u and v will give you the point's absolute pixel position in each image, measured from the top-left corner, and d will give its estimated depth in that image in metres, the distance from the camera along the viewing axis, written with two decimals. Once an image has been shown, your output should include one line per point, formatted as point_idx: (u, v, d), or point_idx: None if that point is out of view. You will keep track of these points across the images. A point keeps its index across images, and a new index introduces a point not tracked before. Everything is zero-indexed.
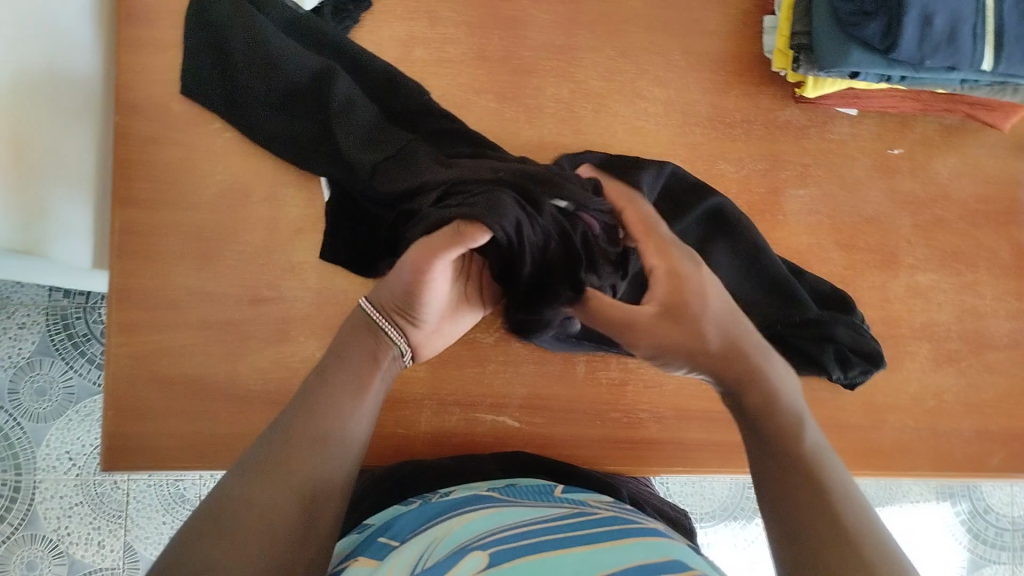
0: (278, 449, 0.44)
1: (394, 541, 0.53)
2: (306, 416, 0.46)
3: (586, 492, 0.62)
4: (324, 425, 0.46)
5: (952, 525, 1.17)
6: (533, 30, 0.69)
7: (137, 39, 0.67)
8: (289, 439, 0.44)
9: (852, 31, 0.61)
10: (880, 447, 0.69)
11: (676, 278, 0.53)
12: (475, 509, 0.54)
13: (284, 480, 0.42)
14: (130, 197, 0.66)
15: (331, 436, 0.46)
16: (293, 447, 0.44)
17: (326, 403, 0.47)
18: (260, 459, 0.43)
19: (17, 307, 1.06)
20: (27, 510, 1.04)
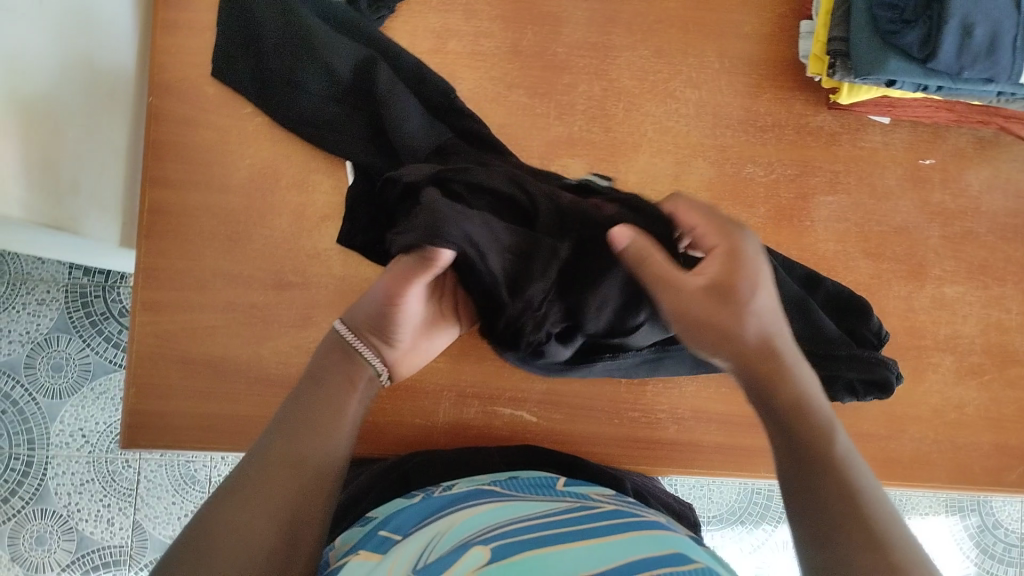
0: (265, 455, 0.45)
1: (395, 534, 0.53)
2: (289, 424, 0.47)
3: (590, 485, 0.62)
4: (310, 430, 0.47)
5: (960, 539, 1.16)
6: (568, 27, 0.69)
7: (175, 21, 0.67)
8: (276, 445, 0.45)
9: (890, 39, 0.61)
10: (898, 457, 0.69)
11: (734, 260, 0.50)
12: (475, 503, 0.54)
13: (274, 485, 0.43)
14: (161, 178, 0.66)
15: (318, 438, 0.47)
16: (281, 451, 0.45)
17: (310, 409, 0.48)
18: (248, 467, 0.44)
19: (37, 283, 1.06)
20: (39, 485, 1.04)
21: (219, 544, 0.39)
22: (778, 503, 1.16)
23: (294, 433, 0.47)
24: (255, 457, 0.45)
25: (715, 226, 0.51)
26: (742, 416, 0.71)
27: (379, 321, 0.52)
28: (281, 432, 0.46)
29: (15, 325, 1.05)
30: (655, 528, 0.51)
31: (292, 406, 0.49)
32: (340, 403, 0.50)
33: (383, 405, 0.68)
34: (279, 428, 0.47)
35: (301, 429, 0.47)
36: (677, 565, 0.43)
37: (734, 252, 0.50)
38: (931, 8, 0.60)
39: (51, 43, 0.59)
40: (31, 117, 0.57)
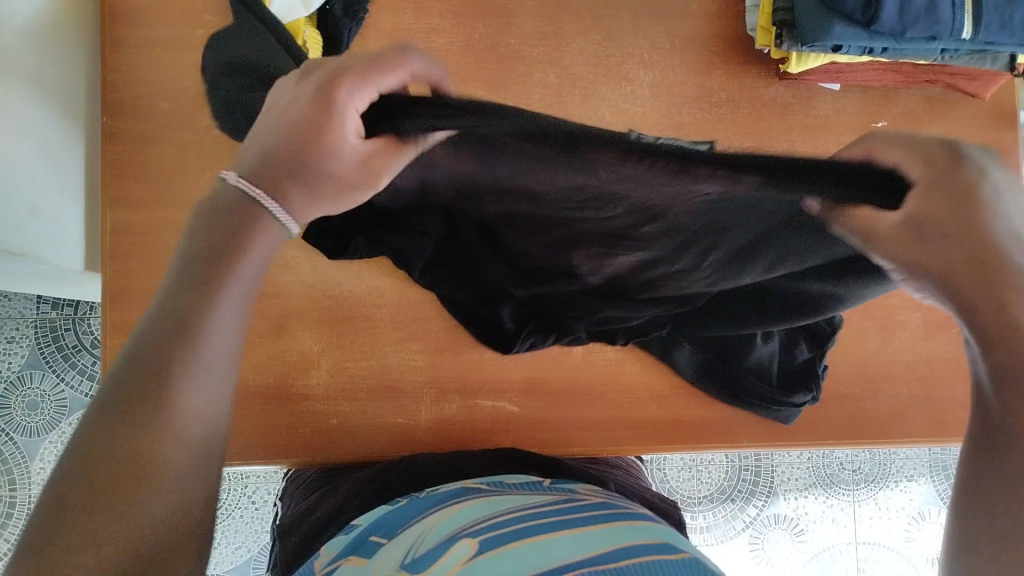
0: (98, 451, 0.33)
1: (383, 538, 0.52)
2: (142, 375, 0.35)
3: (575, 481, 0.61)
4: (167, 391, 0.35)
5: (937, 499, 1.20)
6: (517, 17, 0.70)
7: (124, 40, 0.67)
8: (123, 427, 0.34)
9: (833, 5, 0.62)
10: (876, 415, 0.72)
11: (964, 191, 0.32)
12: (460, 501, 0.54)
13: (119, 509, 0.32)
14: (121, 198, 0.66)
15: (195, 394, 0.36)
16: (121, 452, 0.33)
17: (181, 335, 0.37)
18: (77, 466, 0.33)
19: (6, 321, 1.05)
20: (24, 525, 1.03)
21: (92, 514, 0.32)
22: (766, 478, 1.17)
23: (145, 403, 0.35)
24: (63, 472, 0.32)
25: (924, 152, 0.32)
26: (722, 395, 0.69)
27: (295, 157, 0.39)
28: (126, 395, 0.35)
29: None
30: (642, 518, 0.51)
31: (151, 338, 0.36)
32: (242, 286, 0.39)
33: (363, 408, 0.68)
34: (124, 389, 0.35)
35: (180, 379, 0.36)
36: (665, 555, 0.44)
37: (937, 181, 0.31)
38: None
39: (10, 72, 0.59)
40: None
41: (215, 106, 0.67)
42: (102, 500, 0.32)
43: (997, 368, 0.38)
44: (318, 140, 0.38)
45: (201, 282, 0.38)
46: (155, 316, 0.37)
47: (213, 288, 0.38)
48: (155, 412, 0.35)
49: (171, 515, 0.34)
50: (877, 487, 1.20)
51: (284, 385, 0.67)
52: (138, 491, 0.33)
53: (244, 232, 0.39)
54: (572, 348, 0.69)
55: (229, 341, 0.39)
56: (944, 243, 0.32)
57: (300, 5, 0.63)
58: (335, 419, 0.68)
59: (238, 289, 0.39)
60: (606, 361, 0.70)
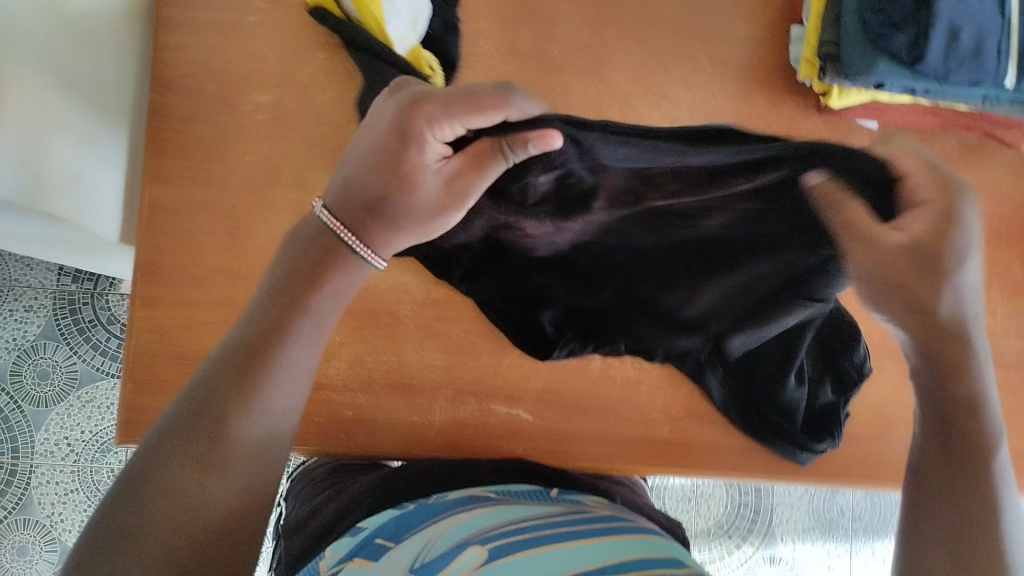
0: (161, 469, 0.40)
1: (389, 542, 0.52)
2: (210, 399, 0.42)
3: (582, 493, 0.61)
4: (240, 404, 0.43)
5: None
6: (564, 29, 0.71)
7: (177, 19, 0.68)
8: (186, 442, 0.41)
9: (879, 42, 0.63)
10: (889, 457, 0.72)
11: (944, 225, 0.39)
12: (467, 509, 0.54)
13: (190, 499, 0.40)
14: (161, 173, 0.66)
15: (258, 414, 0.43)
16: (180, 470, 0.40)
17: (249, 367, 0.44)
18: (136, 477, 0.39)
19: (25, 290, 1.06)
20: (22, 494, 1.03)
21: (152, 519, 0.38)
22: (765, 518, 1.16)
23: (211, 428, 0.42)
24: (139, 470, 0.40)
25: (935, 180, 0.37)
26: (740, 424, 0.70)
27: (387, 182, 0.44)
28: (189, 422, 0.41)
29: (2, 332, 1.05)
30: (648, 532, 0.50)
31: (222, 370, 0.44)
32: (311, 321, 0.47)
33: (379, 403, 0.68)
34: (191, 410, 0.42)
35: (241, 396, 0.43)
36: (672, 569, 0.44)
37: (948, 215, 0.38)
38: (919, 13, 0.62)
39: (65, 40, 0.60)
40: (38, 107, 0.58)
41: (259, 91, 0.69)
42: (157, 498, 0.39)
43: (948, 377, 0.47)
44: (397, 171, 0.44)
45: (271, 323, 0.46)
46: (227, 351, 0.45)
47: (281, 332, 0.45)
48: (220, 430, 0.42)
49: (218, 518, 0.40)
50: (876, 537, 1.19)
51: None
52: (179, 505, 0.39)
53: (320, 273, 0.47)
54: (590, 361, 0.70)
55: (303, 372, 0.46)
56: (924, 262, 0.40)
57: (412, 30, 0.63)
58: (350, 411, 0.68)
59: (309, 328, 0.47)
60: (624, 379, 0.70)
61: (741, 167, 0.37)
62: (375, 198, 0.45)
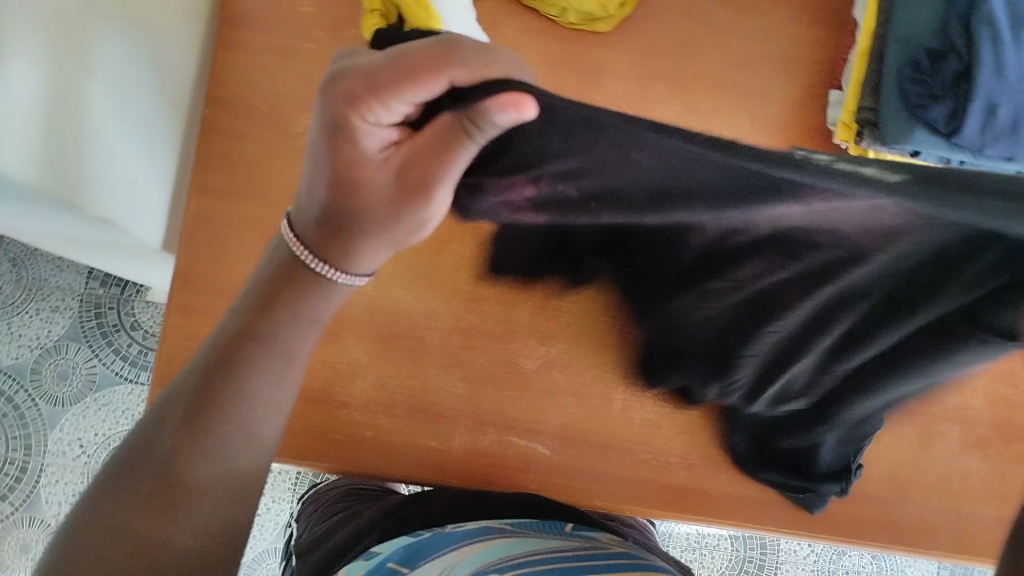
0: (112, 514, 0.43)
1: (403, 567, 0.51)
2: (164, 450, 0.45)
3: (596, 529, 0.60)
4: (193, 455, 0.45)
5: None
6: (609, 77, 0.73)
7: (237, 41, 0.71)
8: (139, 497, 0.43)
9: (918, 112, 0.64)
10: (900, 521, 0.72)
11: None
12: (483, 540, 0.53)
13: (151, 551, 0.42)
14: (207, 187, 0.68)
15: (216, 456, 0.45)
16: (130, 513, 0.43)
17: (196, 414, 0.45)
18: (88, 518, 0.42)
19: (53, 290, 1.08)
20: (31, 491, 1.04)
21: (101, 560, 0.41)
22: (768, 574, 1.15)
23: (160, 475, 0.44)
24: (91, 514, 0.43)
25: None
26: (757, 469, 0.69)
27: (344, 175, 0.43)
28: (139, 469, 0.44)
29: (27, 330, 1.07)
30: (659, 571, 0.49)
31: (175, 416, 0.46)
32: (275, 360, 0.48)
33: (400, 426, 0.69)
34: (144, 465, 0.44)
35: (194, 439, 0.45)
36: None
37: None
38: (959, 86, 0.63)
39: (129, 53, 0.62)
40: (98, 116, 0.60)
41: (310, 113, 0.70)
42: (108, 540, 0.42)
43: None
44: (347, 170, 0.43)
45: (221, 364, 0.47)
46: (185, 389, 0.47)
47: (235, 370, 0.47)
48: (174, 479, 0.44)
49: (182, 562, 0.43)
50: None
51: (327, 391, 0.68)
52: (128, 548, 0.42)
53: (285, 301, 0.49)
54: (610, 402, 0.70)
55: (271, 408, 0.48)
56: None
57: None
58: (370, 432, 0.69)
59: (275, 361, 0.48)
60: (643, 423, 0.70)
61: (895, 206, 0.32)
62: (341, 185, 0.44)
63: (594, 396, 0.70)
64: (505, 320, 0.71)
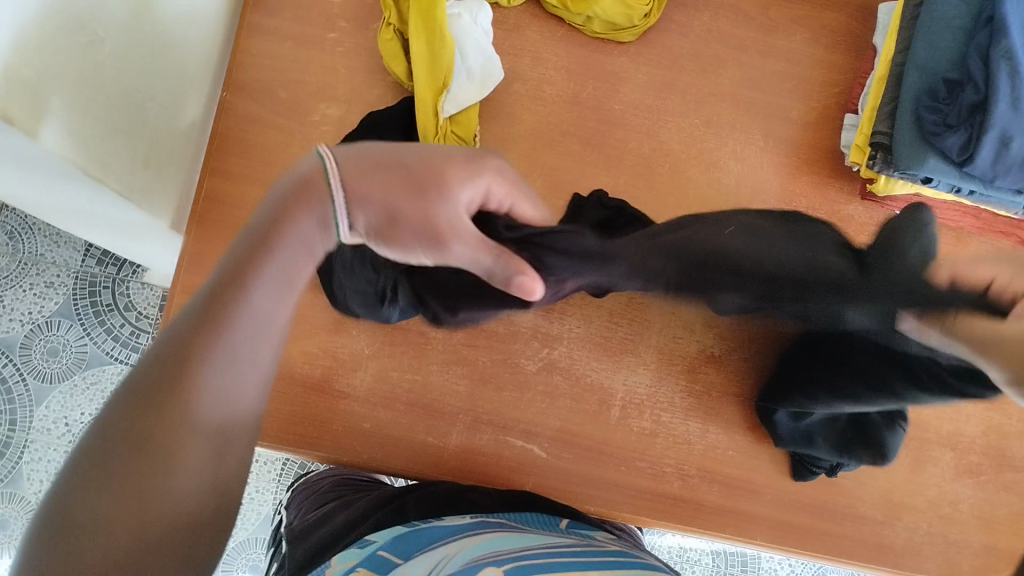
0: (126, 428, 0.39)
1: (397, 558, 0.50)
2: (169, 365, 0.40)
3: (590, 527, 0.59)
4: (198, 378, 0.41)
5: None
6: (627, 86, 0.74)
7: (260, 25, 0.71)
8: (147, 417, 0.39)
9: (932, 139, 0.65)
10: (892, 543, 0.72)
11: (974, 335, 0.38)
12: (479, 531, 0.51)
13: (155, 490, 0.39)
14: (221, 169, 0.68)
15: (222, 376, 0.42)
16: (144, 428, 0.39)
17: (207, 331, 0.41)
18: (107, 434, 0.39)
19: (48, 266, 1.07)
20: (12, 467, 1.03)
21: (120, 484, 0.38)
22: None
23: (171, 388, 0.40)
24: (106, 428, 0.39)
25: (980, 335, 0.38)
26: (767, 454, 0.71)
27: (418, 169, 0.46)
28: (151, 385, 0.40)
29: (18, 304, 1.06)
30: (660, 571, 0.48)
31: (182, 331, 0.41)
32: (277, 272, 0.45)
33: (399, 419, 0.69)
34: (150, 380, 0.40)
35: (210, 353, 0.41)
36: None
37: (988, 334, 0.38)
38: (974, 116, 0.63)
39: (156, 29, 0.62)
40: (124, 92, 0.60)
41: (329, 103, 0.71)
42: (135, 453, 0.39)
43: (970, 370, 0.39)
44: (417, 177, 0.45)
45: (233, 276, 0.43)
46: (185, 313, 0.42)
47: (246, 283, 0.43)
48: (189, 401, 0.40)
49: (190, 491, 0.40)
50: None
51: (327, 380, 0.69)
52: (150, 468, 0.39)
53: (287, 214, 0.45)
54: (608, 408, 0.71)
55: (270, 325, 0.45)
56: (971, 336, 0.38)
57: (476, 90, 0.70)
58: (368, 424, 0.68)
59: (273, 272, 0.44)
60: (640, 430, 0.71)
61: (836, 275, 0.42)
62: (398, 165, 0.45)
63: (593, 401, 0.71)
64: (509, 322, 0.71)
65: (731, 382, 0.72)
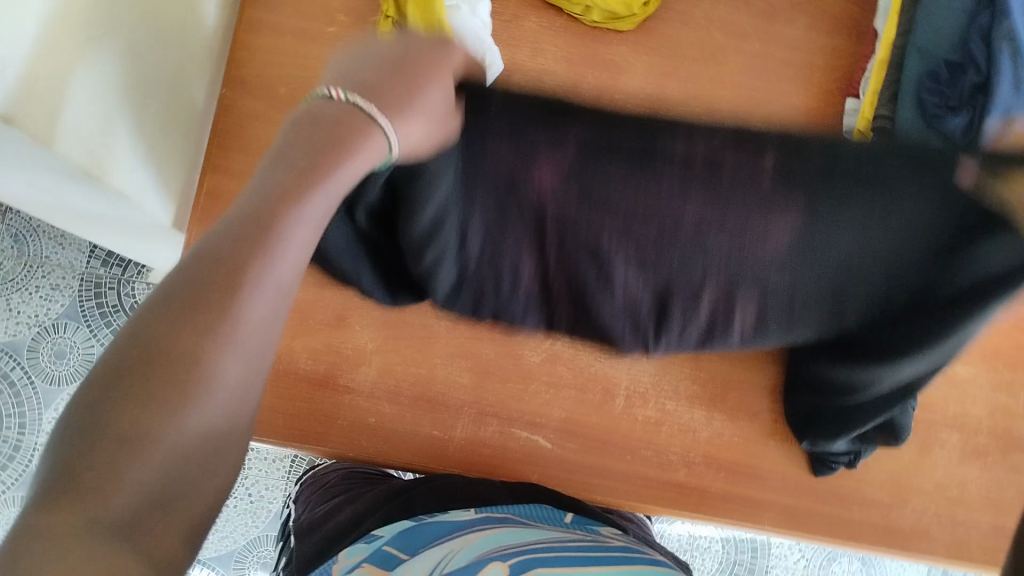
0: (159, 342, 0.34)
1: (404, 552, 0.50)
2: (207, 279, 0.36)
3: (596, 522, 0.58)
4: (219, 310, 0.35)
5: None
6: (626, 75, 0.74)
7: (260, 23, 0.71)
8: (179, 326, 0.35)
9: (934, 122, 0.65)
10: (900, 526, 0.72)
11: None
12: (484, 526, 0.51)
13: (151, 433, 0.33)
14: (222, 166, 0.69)
15: (258, 298, 0.36)
16: (172, 345, 0.34)
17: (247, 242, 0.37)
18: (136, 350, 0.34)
19: (54, 268, 1.08)
20: (25, 469, 1.04)
21: (125, 407, 0.33)
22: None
23: (208, 303, 0.35)
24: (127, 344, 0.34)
25: None
26: (771, 443, 0.71)
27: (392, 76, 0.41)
28: (187, 297, 0.35)
29: (25, 308, 1.07)
30: (663, 565, 0.48)
31: (225, 241, 0.36)
32: (321, 190, 0.39)
33: (403, 413, 0.69)
34: (189, 287, 0.35)
35: (251, 267, 0.36)
36: None
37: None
38: (975, 98, 0.63)
39: (153, 33, 0.62)
40: (126, 100, 0.60)
41: None
42: (152, 371, 0.34)
43: None
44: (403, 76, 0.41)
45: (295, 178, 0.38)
46: (221, 224, 0.37)
47: (301, 192, 0.38)
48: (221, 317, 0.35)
49: (215, 423, 0.36)
50: None
51: (331, 375, 0.69)
52: (163, 394, 0.34)
53: (338, 150, 0.39)
54: (613, 397, 0.70)
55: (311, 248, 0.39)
56: None
57: None
58: (373, 418, 0.69)
59: (315, 212, 0.39)
60: (645, 419, 0.70)
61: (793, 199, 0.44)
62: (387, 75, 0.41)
63: (597, 390, 0.70)
64: None
65: (735, 369, 0.71)
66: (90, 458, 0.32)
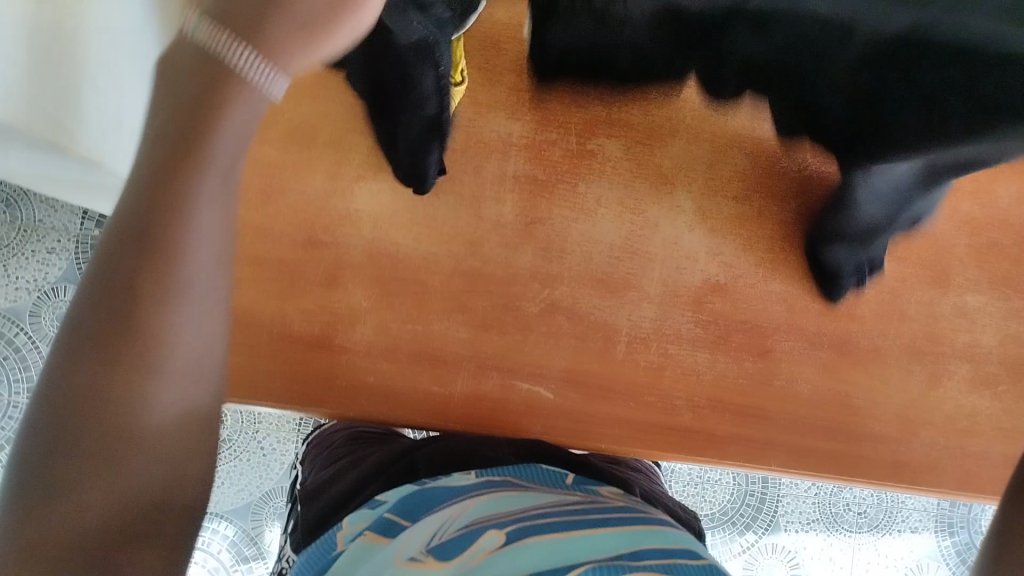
0: (78, 369, 0.39)
1: (404, 519, 0.49)
2: (112, 295, 0.39)
3: (598, 482, 0.57)
4: (140, 324, 0.39)
5: (934, 556, 1.12)
6: None
7: None
8: (103, 353, 0.39)
9: None
10: (908, 459, 0.71)
11: None
12: (485, 490, 0.50)
13: (125, 450, 0.40)
14: None
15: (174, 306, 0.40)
16: (87, 372, 0.39)
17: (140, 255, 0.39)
18: (64, 383, 0.39)
19: (48, 232, 1.05)
20: None
21: (78, 432, 0.39)
22: (769, 507, 1.09)
23: (116, 318, 0.39)
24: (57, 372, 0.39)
25: None
26: (777, 382, 0.70)
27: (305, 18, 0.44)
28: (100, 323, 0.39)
29: (23, 273, 1.05)
30: (665, 525, 0.48)
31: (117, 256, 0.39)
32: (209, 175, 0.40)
33: (402, 370, 0.68)
34: (100, 314, 0.39)
35: (153, 281, 0.39)
36: (688, 560, 0.43)
37: None
38: None
39: None
40: None
41: None
42: (87, 399, 0.39)
43: None
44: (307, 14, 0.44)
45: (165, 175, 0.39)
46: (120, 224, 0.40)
47: (177, 185, 0.39)
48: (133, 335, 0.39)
49: (176, 416, 0.42)
50: (880, 534, 1.11)
51: (326, 335, 0.67)
52: (97, 435, 0.39)
53: (211, 115, 0.40)
54: (615, 344, 0.69)
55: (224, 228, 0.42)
56: None
57: None
58: (372, 376, 0.68)
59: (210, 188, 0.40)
60: (648, 364, 0.69)
61: None
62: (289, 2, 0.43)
63: (598, 338, 0.69)
64: (508, 264, 0.69)
65: (738, 310, 0.70)
66: (51, 484, 0.38)
